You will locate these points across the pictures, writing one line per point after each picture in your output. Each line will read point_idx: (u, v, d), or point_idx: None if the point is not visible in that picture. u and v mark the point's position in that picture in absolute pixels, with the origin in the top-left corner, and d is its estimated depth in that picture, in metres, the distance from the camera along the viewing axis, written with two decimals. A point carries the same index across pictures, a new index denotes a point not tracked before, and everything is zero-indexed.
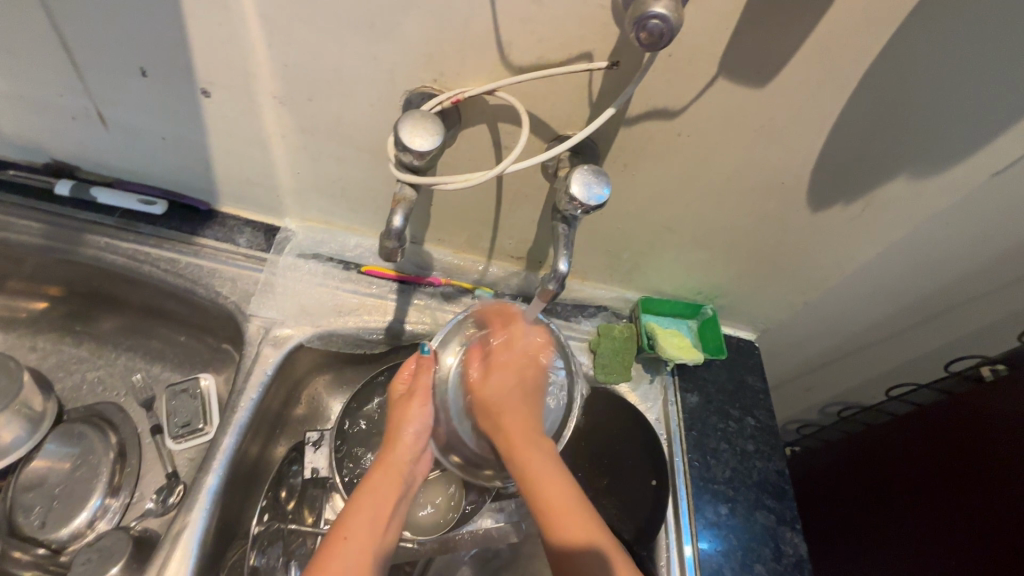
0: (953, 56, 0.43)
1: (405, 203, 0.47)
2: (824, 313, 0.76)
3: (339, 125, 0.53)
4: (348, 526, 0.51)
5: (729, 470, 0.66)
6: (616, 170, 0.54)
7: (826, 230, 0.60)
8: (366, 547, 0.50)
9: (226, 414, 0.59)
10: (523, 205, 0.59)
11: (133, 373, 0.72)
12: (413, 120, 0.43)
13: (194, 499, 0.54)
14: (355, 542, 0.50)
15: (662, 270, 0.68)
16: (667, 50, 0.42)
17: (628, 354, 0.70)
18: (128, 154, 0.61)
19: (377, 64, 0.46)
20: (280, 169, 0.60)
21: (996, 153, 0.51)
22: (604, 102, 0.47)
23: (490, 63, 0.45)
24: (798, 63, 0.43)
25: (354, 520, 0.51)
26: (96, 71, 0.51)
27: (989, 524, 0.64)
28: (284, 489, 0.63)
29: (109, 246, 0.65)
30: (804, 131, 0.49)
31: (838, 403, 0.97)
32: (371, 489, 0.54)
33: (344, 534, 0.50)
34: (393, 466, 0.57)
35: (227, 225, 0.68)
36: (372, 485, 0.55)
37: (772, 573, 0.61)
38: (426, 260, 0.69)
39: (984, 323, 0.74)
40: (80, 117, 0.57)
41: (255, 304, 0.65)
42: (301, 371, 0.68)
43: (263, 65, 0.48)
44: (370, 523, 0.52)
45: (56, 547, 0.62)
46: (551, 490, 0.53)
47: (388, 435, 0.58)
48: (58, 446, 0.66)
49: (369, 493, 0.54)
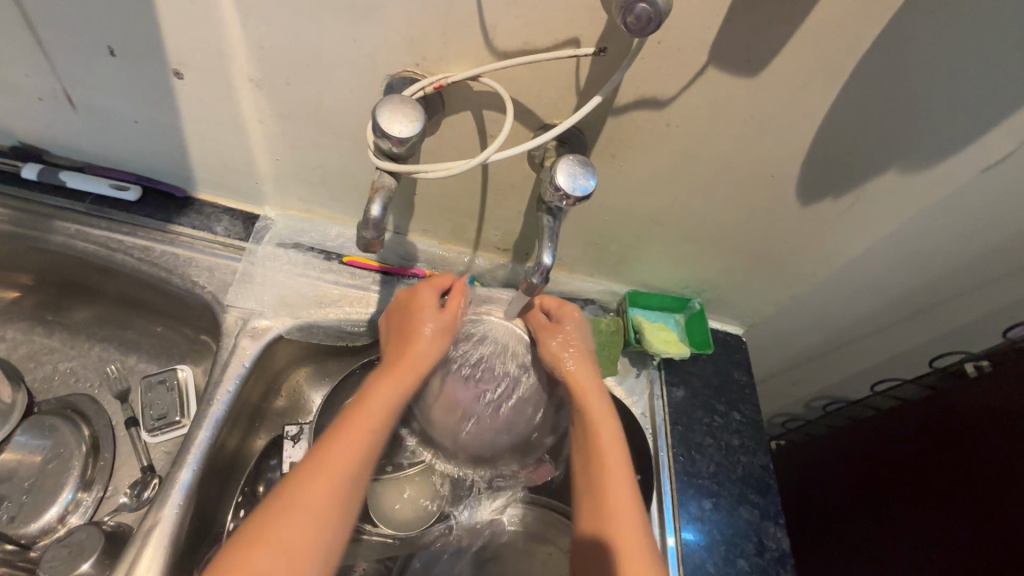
0: (947, 48, 0.42)
1: (384, 191, 0.45)
2: (812, 308, 0.75)
3: (318, 110, 0.51)
4: (365, 412, 0.49)
5: (714, 465, 0.66)
6: (604, 161, 0.53)
7: (814, 224, 0.59)
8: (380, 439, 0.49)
9: (202, 407, 0.57)
10: (509, 196, 0.58)
11: (107, 364, 0.70)
12: (392, 105, 0.41)
13: (167, 494, 0.53)
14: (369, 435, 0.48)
15: (650, 262, 0.67)
16: (656, 37, 0.41)
17: (614, 349, 0.68)
18: (100, 137, 0.59)
19: (357, 48, 0.45)
20: (258, 156, 0.58)
21: (986, 148, 0.50)
22: (592, 90, 0.46)
23: (474, 47, 0.43)
24: (790, 53, 0.42)
25: (369, 408, 0.49)
26: (61, 51, 0.49)
27: (969, 518, 0.65)
28: (261, 483, 0.62)
29: (79, 233, 0.63)
30: (794, 124, 0.48)
31: (823, 397, 0.97)
32: (393, 381, 0.51)
33: (366, 420, 0.48)
34: (419, 365, 0.53)
35: (205, 212, 0.66)
36: (395, 379, 0.51)
37: (754, 568, 0.61)
38: (411, 251, 0.68)
39: (969, 319, 0.75)
40: (47, 99, 0.55)
41: (232, 295, 0.63)
42: (281, 364, 0.67)
43: (238, 46, 0.46)
44: (387, 414, 0.50)
45: (26, 542, 0.60)
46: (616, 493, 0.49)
47: (405, 334, 0.55)
48: (29, 438, 0.65)
49: (392, 385, 0.51)
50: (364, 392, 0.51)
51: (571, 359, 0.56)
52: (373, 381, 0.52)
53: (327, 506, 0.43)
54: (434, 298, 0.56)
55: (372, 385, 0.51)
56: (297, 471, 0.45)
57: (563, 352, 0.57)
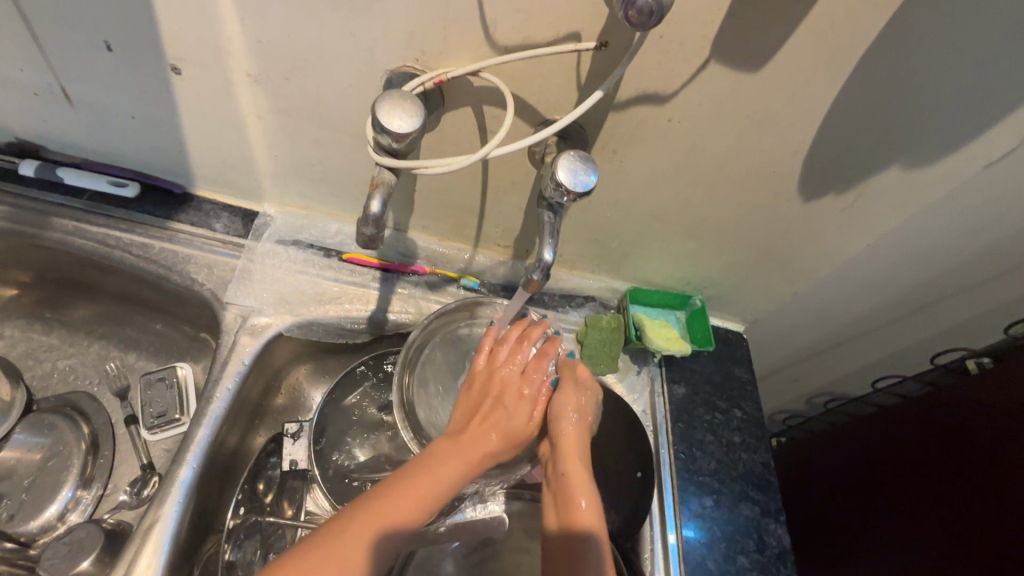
0: (952, 42, 0.41)
1: (383, 187, 0.45)
2: (813, 304, 0.75)
3: (317, 106, 0.51)
4: (428, 491, 0.46)
5: (715, 462, 0.66)
6: (605, 157, 0.52)
7: (816, 220, 0.59)
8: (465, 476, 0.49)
9: (202, 405, 0.57)
10: (510, 192, 0.57)
11: (106, 362, 0.70)
12: (391, 100, 0.41)
13: (167, 492, 0.52)
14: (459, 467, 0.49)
15: (651, 259, 0.67)
16: (658, 31, 0.41)
17: (616, 346, 0.68)
18: (98, 134, 0.59)
19: (356, 42, 0.44)
20: (258, 152, 0.58)
21: (989, 143, 0.50)
22: (593, 85, 0.45)
23: (474, 42, 0.43)
24: (793, 47, 0.42)
25: (430, 483, 0.47)
26: (58, 45, 0.48)
27: (971, 515, 0.65)
28: (262, 481, 0.61)
29: (77, 230, 0.62)
30: (797, 119, 0.48)
31: (824, 394, 0.97)
32: (464, 462, 0.49)
33: (426, 503, 0.46)
34: (490, 453, 0.51)
35: (203, 209, 0.66)
36: (466, 458, 0.49)
37: (755, 565, 0.61)
38: (410, 248, 0.67)
39: (971, 316, 0.74)
40: (44, 95, 0.54)
41: (231, 293, 0.62)
42: (281, 361, 0.67)
43: (236, 41, 0.46)
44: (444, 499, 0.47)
45: (26, 540, 0.60)
46: (577, 514, 0.50)
47: (491, 409, 0.53)
48: (28, 436, 0.64)
49: (463, 467, 0.49)
50: (437, 460, 0.48)
51: (575, 396, 0.56)
52: (447, 450, 0.49)
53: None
54: (519, 373, 0.55)
55: (446, 456, 0.49)
56: (347, 533, 0.42)
57: (573, 393, 0.56)
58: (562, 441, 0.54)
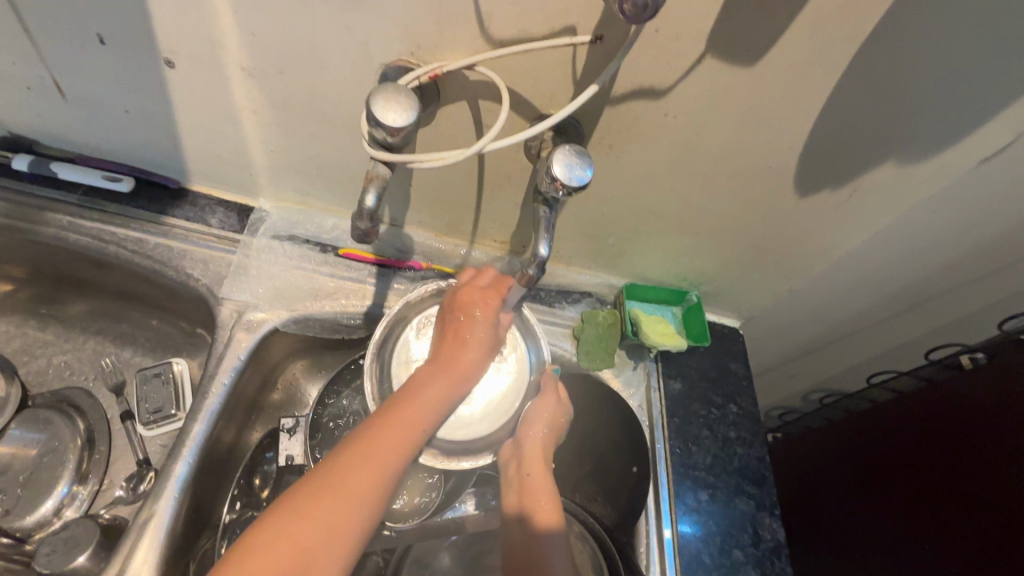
0: (948, 36, 0.41)
1: (379, 181, 0.45)
2: (809, 300, 0.75)
3: (311, 100, 0.50)
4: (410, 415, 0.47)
5: (710, 456, 0.66)
6: (601, 152, 0.52)
7: (812, 215, 0.59)
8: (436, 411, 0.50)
9: (197, 400, 0.57)
10: (506, 187, 0.57)
11: (102, 358, 0.70)
12: (385, 94, 0.41)
13: (163, 487, 0.52)
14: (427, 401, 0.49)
15: (647, 255, 0.67)
16: (653, 25, 0.41)
17: (612, 341, 0.69)
18: (92, 128, 0.58)
19: (350, 36, 0.44)
20: (252, 147, 0.58)
21: (984, 138, 0.50)
22: (588, 79, 0.45)
23: (469, 36, 0.43)
24: (788, 41, 0.42)
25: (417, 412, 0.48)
26: (50, 37, 0.48)
27: (964, 508, 0.65)
28: (258, 476, 0.62)
29: (71, 225, 0.62)
30: (791, 114, 0.48)
31: (820, 389, 0.98)
32: (448, 389, 0.50)
33: (416, 426, 0.47)
34: (468, 372, 0.52)
35: (199, 204, 0.66)
36: (447, 382, 0.51)
37: (750, 559, 0.61)
38: (406, 243, 0.67)
39: (966, 312, 0.75)
40: (37, 89, 0.54)
41: (227, 288, 0.62)
42: (277, 357, 0.67)
43: (230, 33, 0.45)
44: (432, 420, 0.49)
45: (22, 536, 0.60)
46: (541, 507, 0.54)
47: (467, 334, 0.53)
48: (24, 431, 0.64)
49: (445, 388, 0.50)
50: (421, 386, 0.49)
51: (551, 409, 0.58)
52: (429, 378, 0.50)
53: (365, 515, 0.42)
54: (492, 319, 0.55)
55: (430, 384, 0.50)
56: (343, 462, 0.43)
57: (550, 405, 0.58)
58: (530, 448, 0.57)
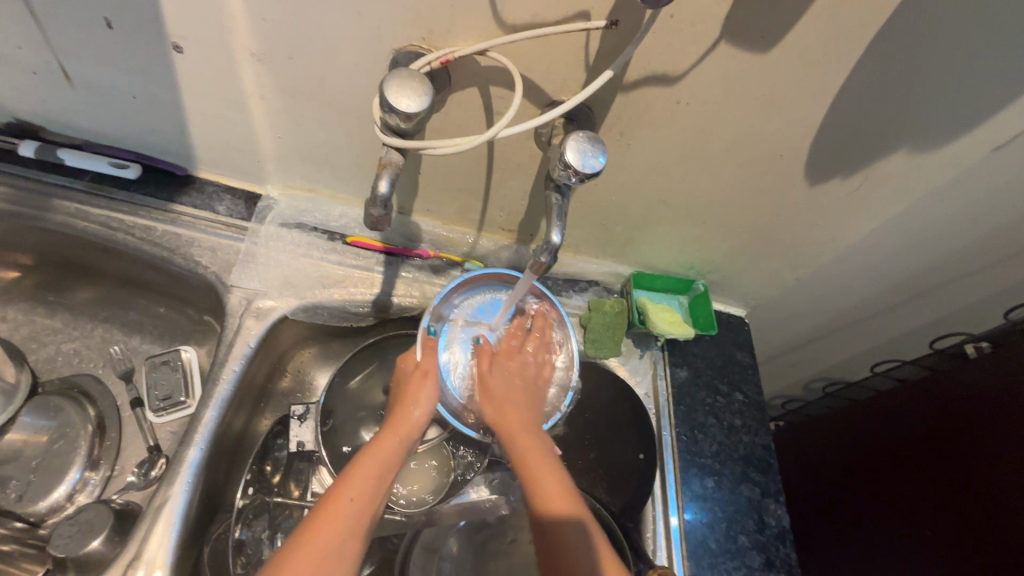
0: (964, 23, 0.41)
1: (392, 168, 0.45)
2: (815, 290, 0.76)
3: (321, 86, 0.50)
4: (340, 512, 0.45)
5: (716, 444, 0.67)
6: (612, 139, 0.52)
7: (822, 204, 0.59)
8: (368, 507, 0.47)
9: (209, 387, 0.57)
10: (515, 175, 0.57)
11: (110, 345, 0.70)
12: (399, 80, 0.40)
13: (176, 472, 0.53)
14: (357, 503, 0.46)
15: (655, 244, 0.67)
16: (669, 10, 0.40)
17: (618, 329, 0.69)
18: (98, 113, 0.58)
19: (362, 21, 0.44)
20: (260, 132, 0.57)
21: (997, 127, 0.49)
22: (601, 65, 0.45)
23: (481, 22, 0.43)
24: (805, 27, 0.41)
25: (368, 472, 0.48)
26: (57, 22, 0.47)
27: (969, 494, 0.66)
28: (269, 462, 0.62)
29: (79, 212, 0.62)
30: (805, 103, 0.47)
31: (822, 378, 0.99)
32: (388, 459, 0.50)
33: (348, 528, 0.44)
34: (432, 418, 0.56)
35: (206, 191, 0.66)
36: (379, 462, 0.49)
37: (755, 544, 0.62)
38: (414, 231, 0.67)
39: (971, 301, 0.75)
40: (43, 73, 0.53)
41: (236, 276, 0.62)
42: (285, 345, 0.67)
43: (240, 17, 0.45)
44: (366, 518, 0.46)
45: (35, 520, 0.61)
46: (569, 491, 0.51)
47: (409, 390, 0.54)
48: (34, 419, 0.64)
49: (375, 474, 0.48)
50: (356, 475, 0.48)
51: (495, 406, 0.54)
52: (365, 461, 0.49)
53: None
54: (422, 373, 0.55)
55: (360, 472, 0.48)
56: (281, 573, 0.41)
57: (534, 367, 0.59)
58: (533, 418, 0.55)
